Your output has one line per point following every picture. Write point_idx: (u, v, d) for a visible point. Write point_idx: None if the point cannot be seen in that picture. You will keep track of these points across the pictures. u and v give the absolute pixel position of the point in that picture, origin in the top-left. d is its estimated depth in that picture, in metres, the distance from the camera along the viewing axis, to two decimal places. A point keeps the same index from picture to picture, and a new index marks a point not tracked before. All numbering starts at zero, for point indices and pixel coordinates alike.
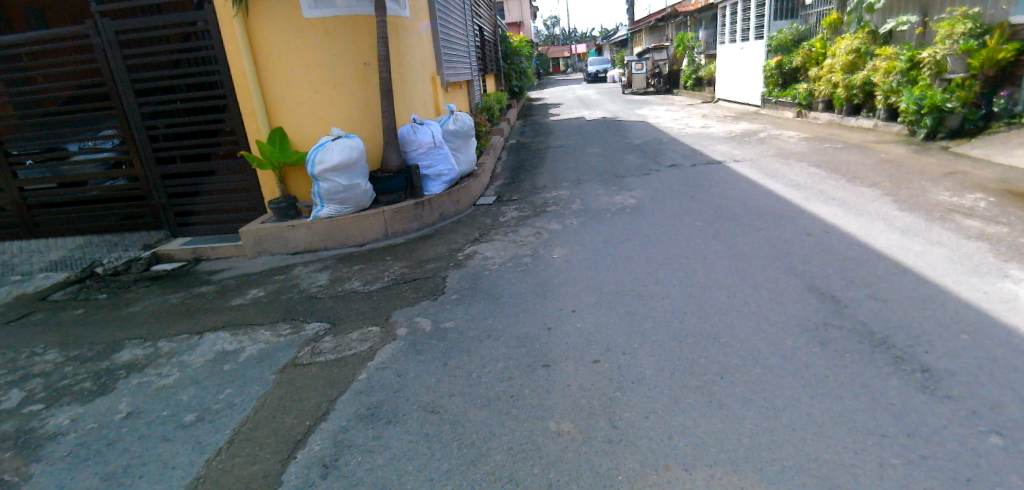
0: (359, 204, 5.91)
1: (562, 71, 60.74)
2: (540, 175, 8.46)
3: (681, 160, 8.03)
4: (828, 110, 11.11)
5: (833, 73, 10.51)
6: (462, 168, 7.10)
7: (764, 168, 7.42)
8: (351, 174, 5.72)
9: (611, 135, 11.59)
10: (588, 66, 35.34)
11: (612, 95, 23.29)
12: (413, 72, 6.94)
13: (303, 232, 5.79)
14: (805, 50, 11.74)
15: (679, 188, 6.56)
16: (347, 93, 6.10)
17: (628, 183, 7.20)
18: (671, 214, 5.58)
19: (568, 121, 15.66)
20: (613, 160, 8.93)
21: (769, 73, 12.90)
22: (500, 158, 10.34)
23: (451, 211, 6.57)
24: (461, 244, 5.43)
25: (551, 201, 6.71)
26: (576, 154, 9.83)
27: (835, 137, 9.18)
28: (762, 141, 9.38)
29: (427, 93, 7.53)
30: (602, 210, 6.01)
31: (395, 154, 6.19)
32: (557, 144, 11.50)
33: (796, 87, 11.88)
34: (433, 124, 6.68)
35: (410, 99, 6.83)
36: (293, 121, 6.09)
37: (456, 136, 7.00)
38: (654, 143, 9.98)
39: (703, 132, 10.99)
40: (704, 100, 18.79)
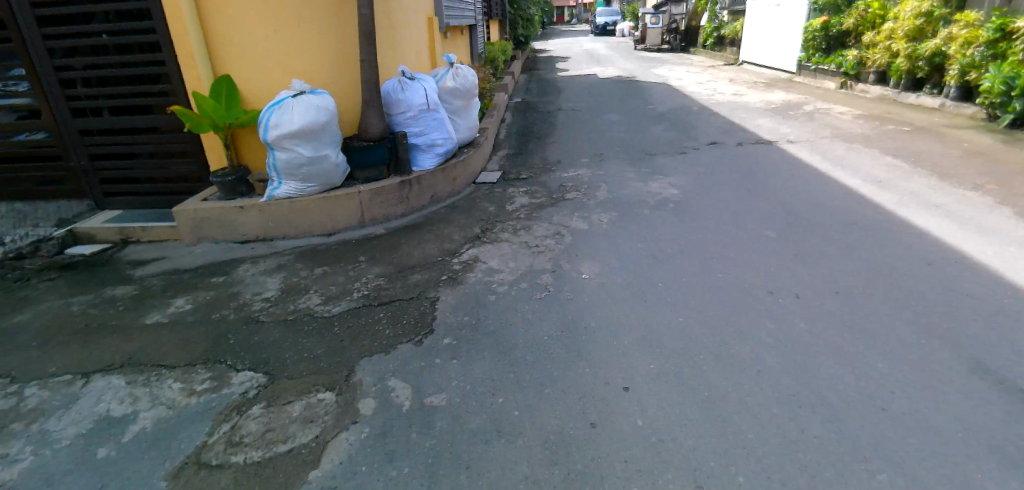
0: (329, 182, 4.65)
1: (567, 23, 58.02)
2: (552, 146, 7.19)
3: (722, 136, 6.78)
4: (880, 82, 9.87)
5: (894, 40, 9.31)
6: (460, 135, 5.80)
7: (823, 151, 6.23)
8: (318, 144, 4.45)
9: (631, 99, 10.22)
10: (597, 17, 33.17)
11: (626, 52, 21.69)
12: (405, 11, 5.55)
13: (255, 216, 4.56)
14: (860, 11, 10.37)
15: (727, 176, 5.35)
16: (317, 34, 4.76)
17: (662, 164, 5.97)
18: (726, 213, 4.39)
19: (579, 78, 14.23)
20: (638, 131, 7.64)
21: (811, 35, 11.57)
22: (505, 122, 9.00)
23: (446, 192, 5.32)
24: (459, 242, 4.24)
25: (570, 183, 5.50)
26: (593, 121, 8.51)
27: (895, 117, 7.98)
28: (810, 116, 8.15)
29: (421, 39, 6.14)
30: (636, 202, 4.81)
31: (377, 117, 4.87)
32: (569, 106, 10.12)
33: (844, 53, 10.60)
34: (427, 78, 5.31)
35: (399, 47, 5.47)
36: (246, 68, 4.73)
37: (455, 95, 5.65)
38: (683, 112, 8.67)
39: (736, 101, 9.67)
40: (726, 61, 17.25)
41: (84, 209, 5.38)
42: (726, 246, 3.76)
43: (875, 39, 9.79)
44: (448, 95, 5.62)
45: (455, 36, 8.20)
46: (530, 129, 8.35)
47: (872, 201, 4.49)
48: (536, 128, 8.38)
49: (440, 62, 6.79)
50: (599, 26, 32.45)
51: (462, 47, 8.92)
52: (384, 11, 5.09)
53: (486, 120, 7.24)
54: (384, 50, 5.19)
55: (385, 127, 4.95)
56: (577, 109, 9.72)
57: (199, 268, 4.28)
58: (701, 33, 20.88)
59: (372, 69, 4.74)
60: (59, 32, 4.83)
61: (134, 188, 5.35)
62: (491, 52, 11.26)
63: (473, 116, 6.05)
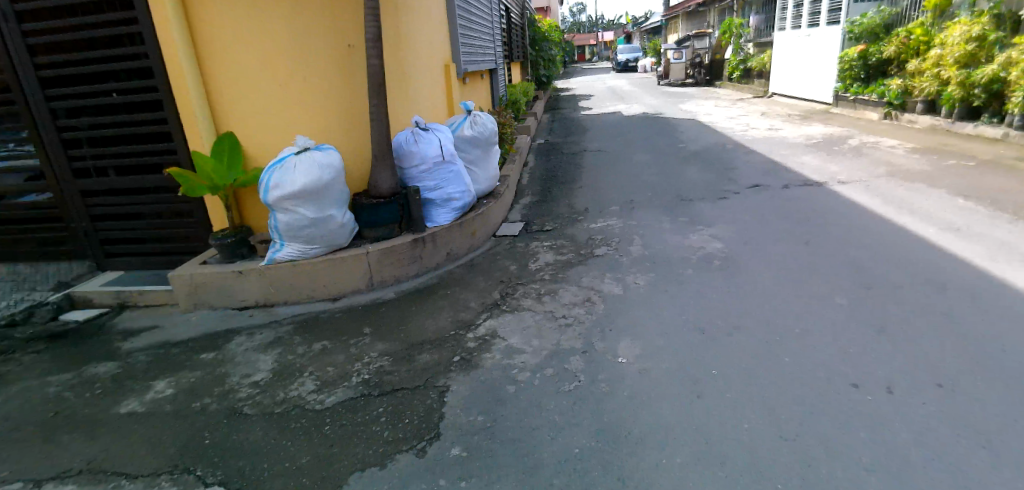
0: (334, 243, 4.24)
1: (589, 61, 58.60)
2: (578, 191, 6.74)
3: (764, 178, 6.23)
4: (929, 112, 9.26)
5: (942, 66, 8.75)
6: (479, 187, 5.38)
7: (881, 192, 5.64)
8: (322, 204, 4.08)
9: (659, 138, 9.74)
10: (619, 54, 33.22)
11: (649, 88, 21.47)
12: (419, 58, 5.21)
13: (255, 281, 4.16)
14: (901, 38, 9.88)
15: (776, 226, 4.77)
16: (323, 86, 4.41)
17: (699, 212, 5.43)
18: (783, 274, 3.81)
19: (603, 116, 13.89)
20: (670, 173, 7.13)
21: (847, 65, 11.08)
22: (527, 166, 8.59)
23: (463, 248, 4.87)
24: (476, 310, 3.73)
25: (599, 235, 5.00)
26: (620, 164, 8.03)
27: (953, 149, 7.34)
28: (857, 152, 7.56)
29: (437, 86, 5.80)
30: (676, 259, 4.27)
31: (388, 172, 4.49)
32: (595, 146, 9.70)
33: (886, 83, 10.04)
34: (443, 128, 4.93)
35: (413, 96, 5.11)
36: (248, 123, 4.41)
37: (473, 144, 5.26)
38: (717, 152, 8.15)
39: (773, 136, 9.12)
40: (754, 94, 16.77)
41: (84, 270, 5.07)
42: (790, 320, 3.17)
43: (921, 67, 9.24)
44: (464, 143, 5.23)
45: (474, 80, 7.90)
46: (553, 174, 7.91)
47: (955, 255, 3.86)
48: (560, 172, 7.94)
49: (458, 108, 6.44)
50: (621, 63, 32.44)
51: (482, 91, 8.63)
52: (396, 59, 4.73)
53: (507, 167, 6.83)
54: (397, 100, 4.81)
55: (397, 183, 4.56)
56: (603, 149, 9.28)
57: (192, 341, 3.73)
58: (726, 67, 20.51)
59: (381, 121, 4.37)
60: (61, 92, 4.60)
61: (134, 250, 5.01)
62: (512, 94, 10.98)
63: (493, 165, 5.64)
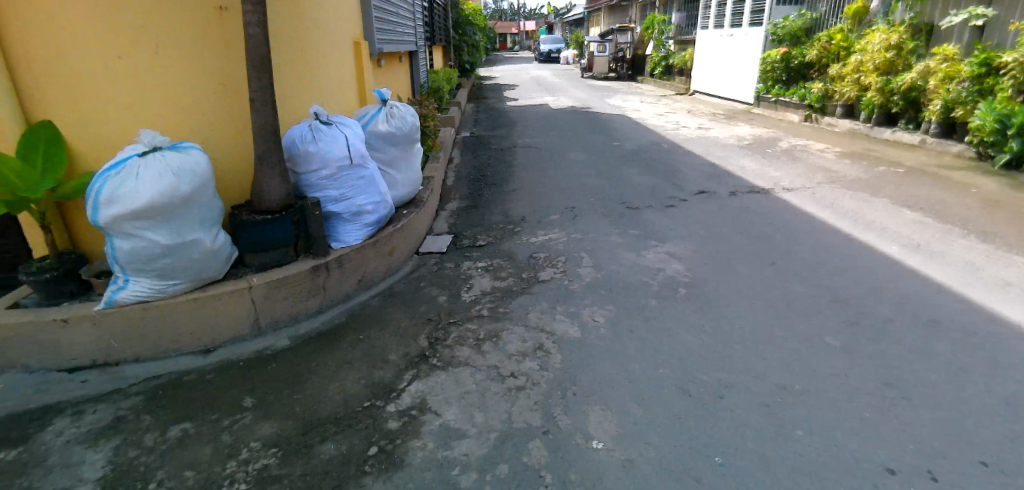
0: (203, 274, 3.32)
1: (508, 50, 58.07)
2: (512, 195, 6.02)
3: (711, 184, 5.83)
4: (849, 116, 9.39)
5: (862, 72, 8.88)
6: (398, 193, 4.51)
7: (831, 201, 5.35)
8: (178, 226, 3.15)
9: (592, 134, 9.25)
10: (541, 45, 32.84)
11: (573, 80, 21.18)
12: (323, 33, 4.26)
13: (90, 331, 3.18)
14: (823, 42, 10.02)
15: (736, 241, 4.31)
16: (190, 62, 3.41)
17: (650, 222, 4.89)
18: (759, 305, 3.31)
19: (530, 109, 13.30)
20: (609, 176, 6.58)
21: (770, 66, 11.28)
22: (453, 163, 7.78)
23: (380, 272, 4.02)
24: (398, 366, 2.92)
25: (542, 253, 4.30)
26: (554, 163, 7.40)
27: (879, 155, 7.33)
28: (791, 156, 7.41)
29: (346, 68, 4.85)
30: (635, 284, 3.67)
31: (277, 182, 3.57)
32: (525, 142, 9.04)
33: (808, 86, 10.16)
34: (353, 121, 4.00)
35: (315, 80, 4.16)
36: (79, 110, 3.29)
37: (391, 142, 4.37)
38: (654, 152, 7.74)
39: (705, 136, 8.88)
40: (677, 92, 16.82)
41: None
42: (784, 370, 2.63)
43: (842, 72, 9.37)
44: (380, 140, 4.32)
45: (392, 64, 6.95)
46: (483, 173, 7.15)
47: (933, 281, 3.50)
48: (490, 171, 7.20)
49: (373, 97, 5.51)
50: (542, 54, 32.06)
51: (401, 77, 7.70)
52: (291, 31, 3.78)
53: (431, 166, 5.98)
54: (291, 82, 3.86)
55: (290, 193, 3.66)
56: (535, 145, 8.64)
57: None
58: (648, 62, 20.56)
59: (267, 114, 3.42)
60: None
61: None
62: (435, 82, 10.07)
63: (416, 166, 4.79)
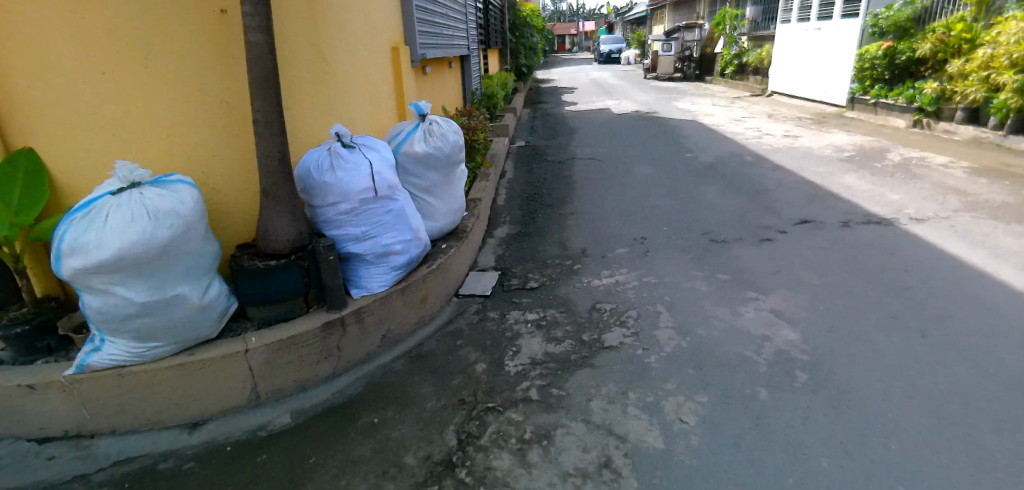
0: (193, 336, 2.54)
1: (567, 50, 57.15)
2: (571, 219, 5.22)
3: (814, 211, 4.82)
4: (973, 122, 8.08)
5: (993, 69, 7.58)
6: (434, 225, 3.77)
7: (976, 235, 4.29)
8: (158, 279, 2.38)
9: (662, 144, 8.30)
10: (602, 45, 31.75)
11: (635, 81, 20.13)
12: (349, 37, 3.60)
13: (56, 398, 2.45)
14: (939, 35, 8.68)
15: (863, 296, 3.32)
16: (188, 77, 2.72)
17: (743, 263, 3.96)
18: (919, 407, 2.36)
19: (591, 113, 12.43)
20: (685, 198, 5.66)
21: (870, 63, 9.99)
22: (506, 178, 7.04)
23: (408, 326, 3.23)
24: (415, 480, 2.17)
25: (608, 302, 3.48)
26: (619, 179, 6.53)
27: (1021, 172, 6.08)
28: (905, 173, 6.27)
29: (380, 78, 4.19)
30: (735, 360, 2.77)
31: (287, 220, 2.80)
32: (586, 152, 8.20)
33: (921, 86, 8.86)
34: (382, 144, 3.26)
35: (340, 93, 3.50)
36: (56, 136, 2.63)
37: (429, 164, 3.65)
38: (737, 167, 6.74)
39: (795, 147, 7.78)
40: (752, 93, 15.49)
41: None
42: None
43: (965, 69, 8.06)
44: (415, 164, 3.61)
45: (439, 70, 6.29)
46: (538, 190, 6.36)
47: None
48: (546, 189, 6.40)
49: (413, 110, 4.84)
50: (603, 53, 30.98)
51: (450, 84, 7.02)
52: (308, 34, 3.14)
53: (477, 185, 5.23)
54: (309, 97, 3.20)
55: (301, 231, 2.86)
56: (597, 157, 7.78)
57: None
58: (718, 61, 19.22)
59: (269, 138, 2.75)
60: None
61: None
62: (489, 88, 9.37)
63: (459, 190, 4.03)
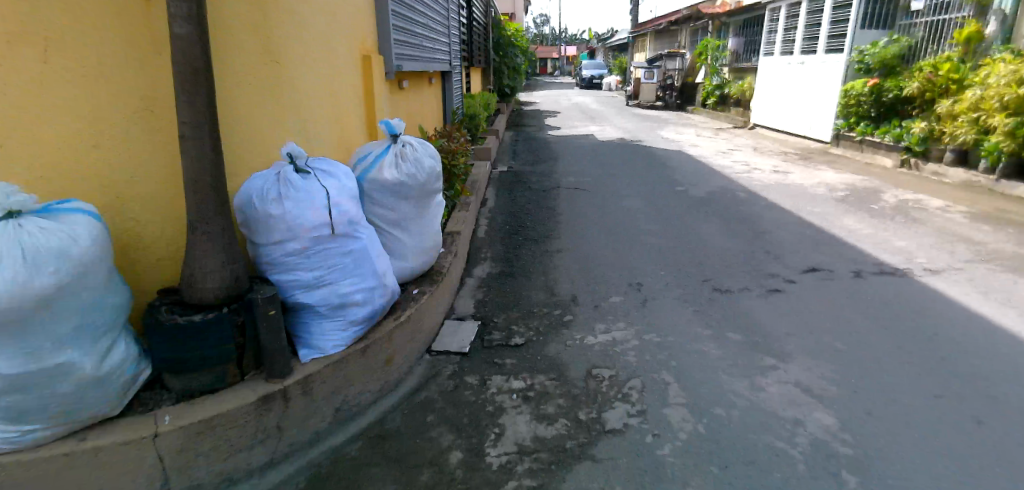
0: (82, 412, 1.93)
1: (548, 74, 57.52)
2: (559, 257, 4.74)
3: (823, 258, 4.44)
4: (963, 165, 7.92)
5: (982, 110, 7.39)
6: (405, 266, 3.22)
7: (998, 292, 3.92)
8: (28, 342, 1.76)
9: (651, 174, 7.94)
10: (584, 70, 31.82)
11: (618, 108, 20.01)
12: (311, 49, 3.11)
13: None
14: (925, 74, 8.54)
15: (895, 366, 2.90)
16: (104, 87, 2.15)
17: (754, 318, 3.53)
18: None
19: (574, 139, 12.10)
20: (681, 237, 5.24)
21: (855, 100, 9.85)
22: (487, 207, 6.56)
23: (370, 395, 2.68)
24: None
25: (606, 366, 2.99)
26: (608, 213, 6.10)
27: (1023, 220, 5.83)
28: (905, 217, 5.97)
29: (349, 98, 3.70)
30: (764, 453, 2.30)
31: (218, 262, 2.25)
32: (572, 180, 7.79)
33: (908, 125, 8.69)
34: (343, 170, 2.71)
35: (298, 113, 3.00)
36: None
37: (402, 193, 3.12)
38: (731, 203, 6.38)
39: (787, 183, 7.49)
40: (735, 124, 15.40)
41: None
42: None
43: (953, 109, 7.88)
44: (385, 192, 3.07)
45: (418, 89, 5.81)
46: (522, 222, 5.89)
47: None
48: (530, 220, 5.92)
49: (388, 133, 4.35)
50: (585, 78, 31.02)
51: (430, 103, 6.56)
52: (258, 43, 2.65)
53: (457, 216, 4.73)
54: (258, 116, 2.70)
55: (237, 274, 2.32)
56: (584, 186, 7.36)
57: None
58: (701, 91, 19.21)
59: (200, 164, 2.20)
60: None
61: None
62: (471, 109, 8.95)
63: (437, 224, 3.52)
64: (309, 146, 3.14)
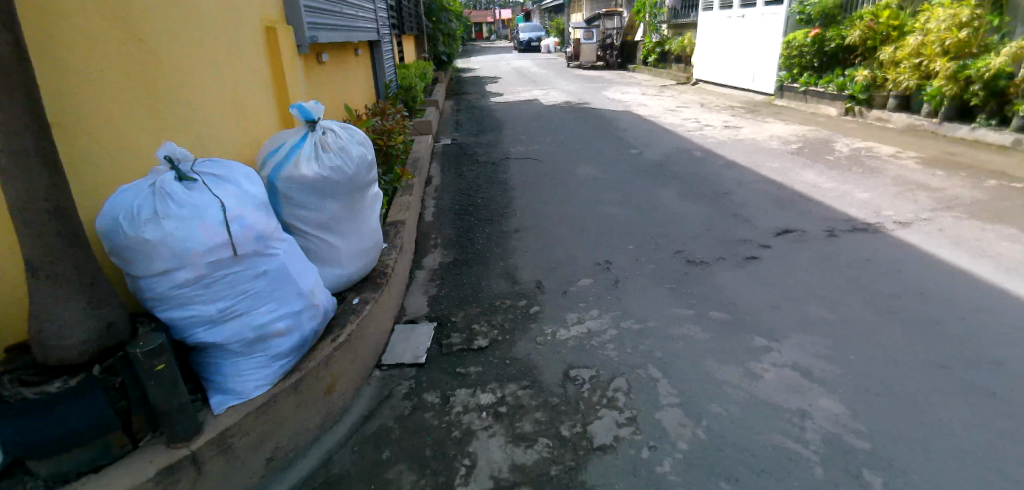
0: None
1: (485, 39, 56.05)
2: (516, 237, 4.35)
3: (792, 219, 4.22)
4: (905, 110, 7.94)
5: (924, 55, 7.44)
6: (337, 273, 2.81)
7: (972, 240, 3.80)
8: None
9: (601, 139, 7.59)
10: (521, 33, 30.95)
11: (559, 70, 19.52)
12: (191, 23, 2.56)
13: None
14: (867, 22, 8.49)
15: (893, 336, 2.68)
16: None
17: (733, 292, 3.25)
18: None
19: (519, 105, 11.59)
20: (642, 206, 4.93)
21: (798, 51, 9.82)
22: (431, 186, 6.04)
23: (308, 434, 2.32)
24: None
25: (585, 365, 2.64)
26: (562, 184, 5.71)
27: (973, 162, 5.83)
28: (862, 166, 5.87)
29: (253, 78, 3.16)
30: (777, 456, 2.01)
31: (74, 316, 1.84)
32: (519, 151, 7.35)
33: (851, 75, 8.68)
34: (243, 173, 2.26)
35: (181, 103, 2.48)
36: None
37: (323, 192, 2.65)
38: (687, 165, 6.12)
39: (740, 140, 7.31)
40: (678, 82, 15.23)
41: None
42: None
43: (895, 56, 7.93)
44: (301, 191, 2.61)
45: (341, 60, 5.18)
46: (471, 200, 5.43)
47: None
48: (480, 198, 5.47)
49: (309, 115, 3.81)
50: (523, 42, 30.19)
51: (357, 77, 5.93)
52: (113, 19, 2.11)
53: (398, 203, 4.24)
54: (126, 113, 2.19)
55: (111, 320, 1.94)
56: (533, 156, 6.94)
57: None
58: (641, 49, 18.91)
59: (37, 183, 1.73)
60: None
61: None
62: (406, 79, 8.29)
63: (372, 219, 3.07)
64: (201, 141, 2.63)
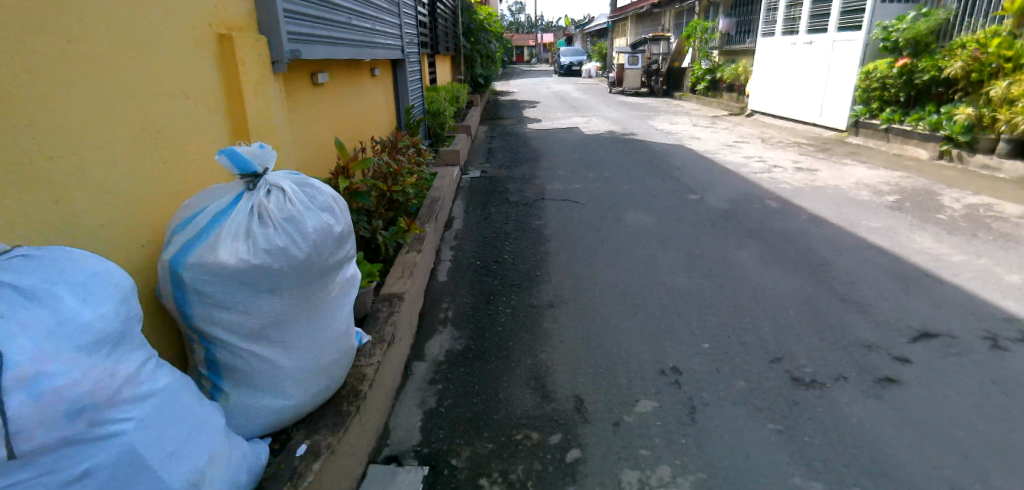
0: None
1: (525, 62, 55.86)
2: (550, 315, 3.32)
3: (929, 317, 3.09)
4: (1019, 157, 6.68)
5: None
6: (285, 410, 1.73)
7: None
8: None
9: (652, 179, 6.58)
10: (562, 56, 30.30)
11: (601, 95, 18.59)
12: (46, 0, 1.41)
13: None
14: (969, 51, 7.31)
15: None
16: None
17: (877, 442, 2.20)
18: None
19: (558, 133, 10.65)
20: (714, 276, 3.90)
21: (880, 84, 8.62)
22: (451, 230, 5.09)
23: None
24: None
25: None
26: (611, 237, 4.71)
27: None
28: (989, 231, 4.68)
29: (188, 106, 1.98)
30: None
31: None
32: (558, 189, 6.40)
33: (949, 113, 7.47)
34: (87, 277, 1.22)
35: (5, 144, 1.30)
36: None
37: (257, 288, 1.57)
38: (762, 216, 5.08)
39: (821, 187, 6.16)
40: (730, 112, 14.11)
41: None
42: None
43: (1009, 93, 6.70)
44: (218, 288, 1.53)
45: (351, 82, 4.28)
46: (496, 254, 4.44)
47: None
48: (507, 252, 4.47)
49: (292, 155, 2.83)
50: (563, 65, 29.53)
51: (373, 102, 5.03)
52: None
53: (398, 264, 3.24)
54: None
55: None
56: (575, 197, 5.98)
57: None
58: (689, 75, 17.88)
59: None
60: None
61: None
62: (433, 103, 7.47)
63: (346, 318, 1.96)
64: (61, 216, 1.44)
